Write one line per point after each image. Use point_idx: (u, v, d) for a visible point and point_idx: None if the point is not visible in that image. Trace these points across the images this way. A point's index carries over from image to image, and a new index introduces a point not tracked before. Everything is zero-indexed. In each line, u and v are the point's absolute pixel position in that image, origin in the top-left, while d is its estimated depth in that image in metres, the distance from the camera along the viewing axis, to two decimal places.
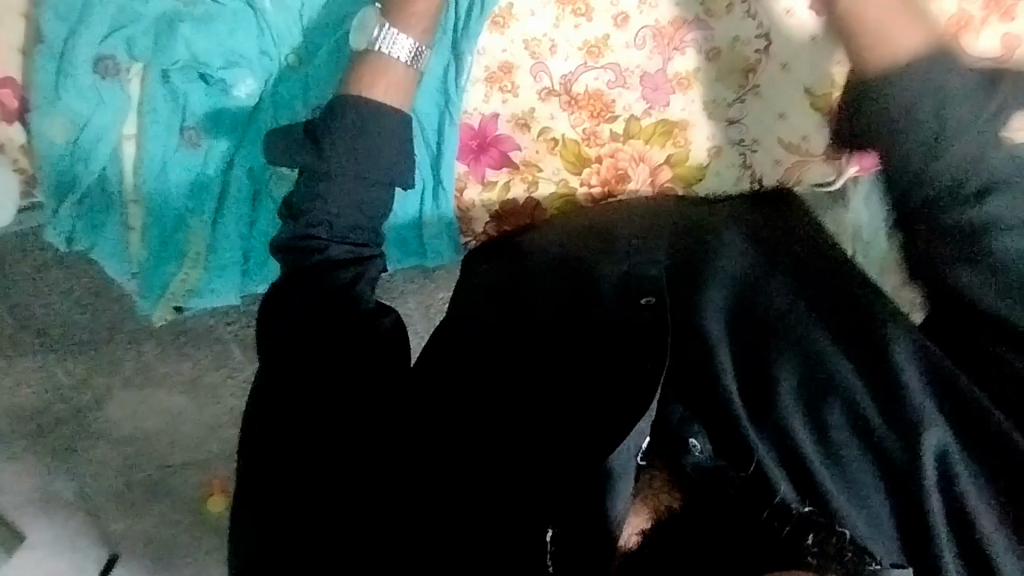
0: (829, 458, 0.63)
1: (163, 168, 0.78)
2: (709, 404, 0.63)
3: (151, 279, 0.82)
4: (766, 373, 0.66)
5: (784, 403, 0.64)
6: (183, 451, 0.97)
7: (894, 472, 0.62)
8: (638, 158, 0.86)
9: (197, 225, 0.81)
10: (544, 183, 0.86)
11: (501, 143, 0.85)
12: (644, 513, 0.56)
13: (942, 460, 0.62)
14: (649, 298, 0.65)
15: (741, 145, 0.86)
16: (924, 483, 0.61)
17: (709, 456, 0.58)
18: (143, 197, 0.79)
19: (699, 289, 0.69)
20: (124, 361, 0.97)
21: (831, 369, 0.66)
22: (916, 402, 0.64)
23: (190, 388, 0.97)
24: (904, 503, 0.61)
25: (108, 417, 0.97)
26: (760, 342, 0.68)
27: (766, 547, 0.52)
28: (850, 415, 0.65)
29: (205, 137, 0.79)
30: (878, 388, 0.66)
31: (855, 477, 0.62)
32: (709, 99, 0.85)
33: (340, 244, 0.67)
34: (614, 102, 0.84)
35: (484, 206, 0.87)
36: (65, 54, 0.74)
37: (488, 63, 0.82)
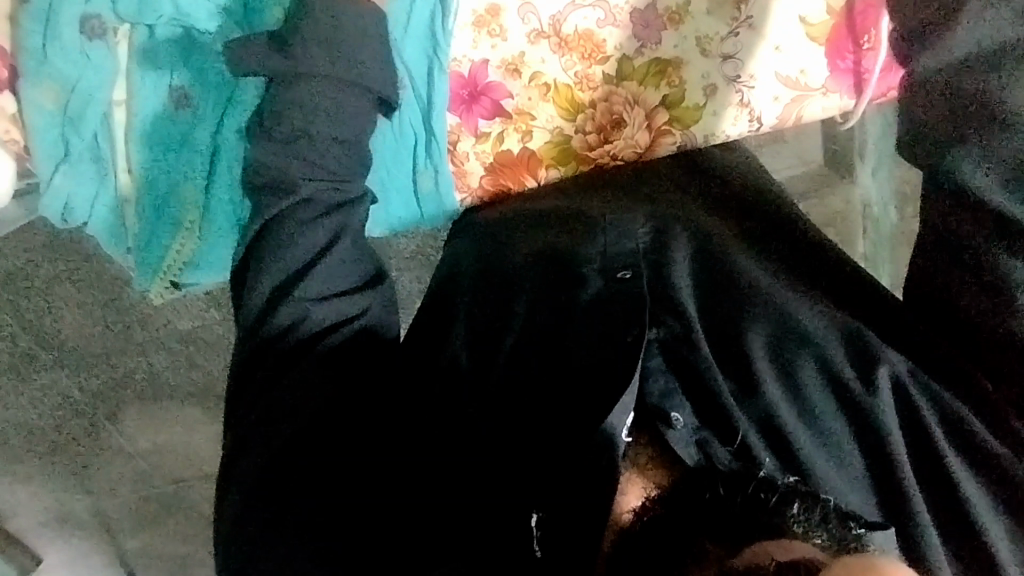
0: (804, 417, 0.59)
1: (155, 133, 0.68)
2: (684, 370, 0.58)
3: (147, 252, 0.71)
4: (736, 338, 0.62)
5: (759, 367, 0.60)
6: (195, 466, 1.11)
7: (870, 438, 0.59)
8: (633, 101, 0.75)
9: (191, 193, 0.70)
10: (537, 134, 0.75)
11: (493, 91, 0.73)
12: (636, 490, 0.53)
13: (917, 426, 0.60)
14: (626, 271, 0.62)
15: (738, 82, 0.75)
16: (887, 433, 0.59)
17: (692, 431, 0.54)
18: (137, 167, 0.69)
19: (665, 256, 0.66)
20: (137, 372, 1.08)
21: (805, 330, 0.63)
22: (883, 352, 0.61)
23: (200, 399, 1.09)
24: (876, 457, 0.59)
25: (122, 431, 1.09)
26: (729, 304, 0.64)
27: (750, 519, 0.48)
28: (826, 377, 0.61)
29: (196, 98, 0.68)
30: (857, 343, 0.62)
31: (829, 434, 0.59)
32: (698, 33, 0.73)
33: (313, 180, 0.61)
34: (606, 42, 0.73)
35: (479, 160, 0.75)
36: (52, 13, 0.64)
37: (474, 4, 0.71)
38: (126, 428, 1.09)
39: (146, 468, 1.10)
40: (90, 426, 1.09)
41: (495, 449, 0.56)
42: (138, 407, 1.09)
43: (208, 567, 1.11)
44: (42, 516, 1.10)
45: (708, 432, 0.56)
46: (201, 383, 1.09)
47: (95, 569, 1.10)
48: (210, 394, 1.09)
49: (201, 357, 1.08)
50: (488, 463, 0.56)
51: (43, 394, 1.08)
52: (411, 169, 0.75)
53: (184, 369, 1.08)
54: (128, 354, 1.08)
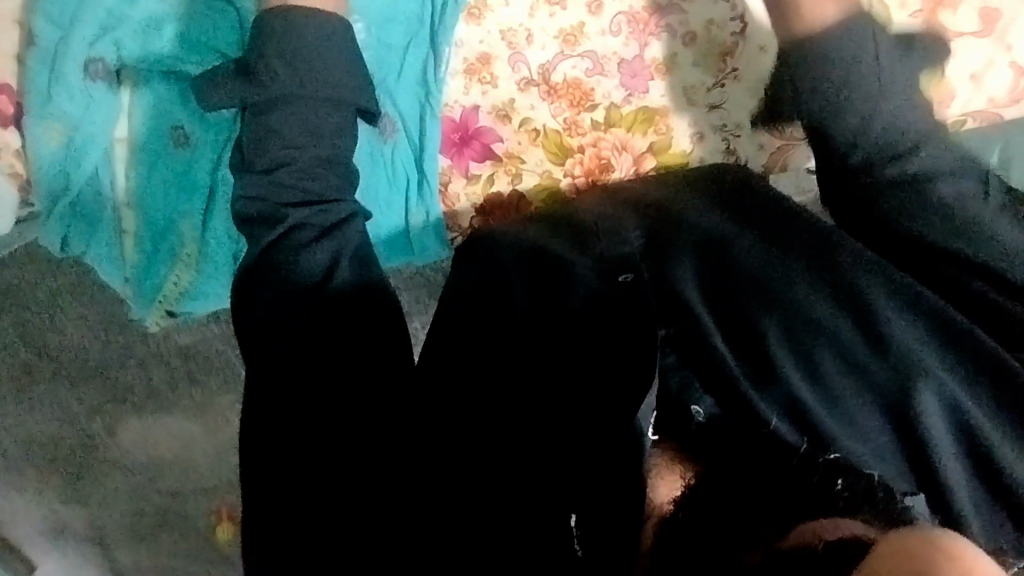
0: (838, 419, 0.49)
1: (153, 167, 0.69)
2: (703, 363, 0.49)
3: (144, 281, 0.72)
4: (749, 329, 0.52)
5: (780, 361, 0.50)
6: (192, 481, 0.99)
7: (910, 439, 0.48)
8: (621, 147, 0.74)
9: (187, 224, 0.70)
10: (527, 176, 0.75)
11: (484, 136, 0.74)
12: (673, 480, 0.47)
13: (962, 428, 0.49)
14: (628, 275, 0.54)
15: (724, 130, 0.75)
16: (927, 436, 0.48)
17: (714, 417, 0.47)
18: (137, 199, 0.70)
19: (671, 257, 0.56)
20: (135, 387, 0.97)
21: (815, 315, 0.53)
22: (915, 353, 0.51)
23: (199, 413, 0.98)
24: (921, 468, 0.48)
25: (120, 445, 0.98)
26: (737, 297, 0.54)
27: (792, 494, 0.43)
28: (853, 376, 0.51)
29: (192, 136, 0.69)
30: (874, 339, 0.52)
31: (870, 440, 0.48)
32: (684, 84, 0.74)
33: (301, 206, 0.56)
34: (593, 90, 0.73)
35: (469, 201, 0.75)
36: (56, 57, 0.66)
37: (466, 55, 0.72)
38: (124, 446, 0.98)
39: (142, 484, 0.99)
40: (85, 438, 0.98)
41: (465, 454, 0.49)
42: (134, 421, 0.97)
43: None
44: (40, 526, 1.00)
45: (725, 415, 0.47)
46: (199, 401, 0.97)
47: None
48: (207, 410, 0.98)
49: (201, 373, 0.96)
50: (456, 465, 0.49)
51: (41, 406, 0.97)
52: (401, 208, 0.73)
53: (184, 386, 0.97)
54: (127, 370, 0.96)
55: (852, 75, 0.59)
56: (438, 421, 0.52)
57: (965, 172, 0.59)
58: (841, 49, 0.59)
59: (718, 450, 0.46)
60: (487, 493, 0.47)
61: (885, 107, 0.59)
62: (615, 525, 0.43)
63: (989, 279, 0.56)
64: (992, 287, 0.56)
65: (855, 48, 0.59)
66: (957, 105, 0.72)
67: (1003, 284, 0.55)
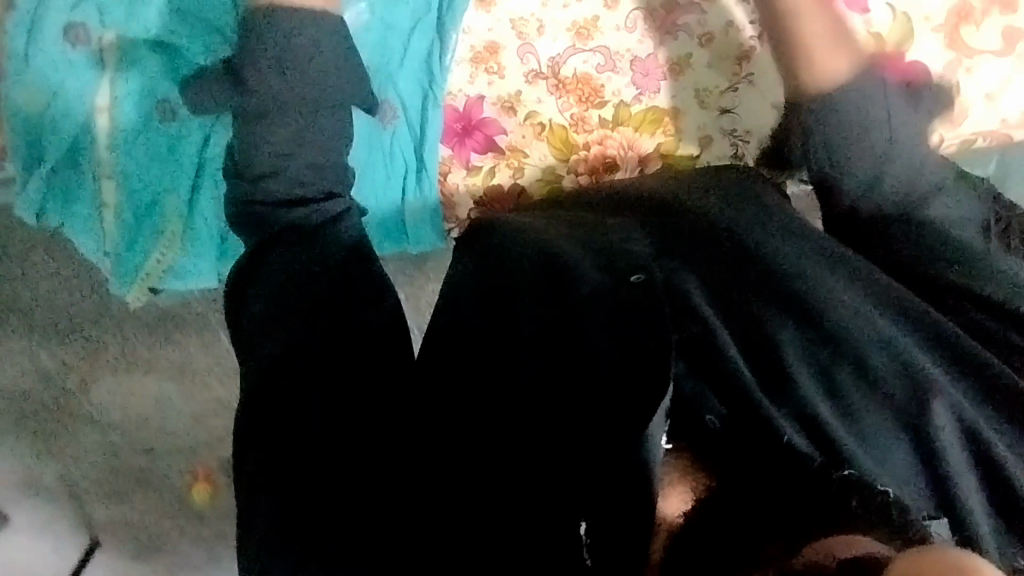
0: (856, 437, 0.47)
1: (137, 140, 0.66)
2: (714, 371, 0.48)
3: (125, 257, 0.68)
4: (765, 343, 0.50)
5: (798, 377, 0.48)
6: (169, 440, 0.88)
7: (927, 454, 0.47)
8: (627, 147, 0.72)
9: (172, 200, 0.67)
10: (529, 171, 0.72)
11: (487, 126, 0.72)
12: (683, 491, 0.45)
13: (974, 444, 0.48)
14: (638, 275, 0.51)
15: (734, 135, 0.72)
16: (942, 453, 0.46)
17: (723, 425, 0.46)
18: (119, 172, 0.66)
19: (682, 266, 0.53)
20: (110, 344, 0.88)
21: (835, 324, 0.51)
22: (931, 370, 0.49)
23: (177, 373, 0.88)
24: (938, 485, 0.46)
25: (96, 403, 0.88)
26: (752, 301, 0.52)
27: (808, 514, 0.40)
28: (873, 392, 0.48)
29: (180, 109, 0.66)
30: (893, 354, 0.50)
31: (890, 459, 0.46)
32: (698, 85, 0.72)
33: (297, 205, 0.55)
34: (603, 87, 0.71)
35: (468, 193, 0.73)
36: (36, 19, 0.63)
37: (473, 42, 0.70)
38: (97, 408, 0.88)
39: (120, 444, 0.88)
40: (57, 395, 0.88)
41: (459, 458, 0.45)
42: (112, 380, 0.88)
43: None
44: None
45: (732, 424, 0.46)
46: (177, 362, 0.88)
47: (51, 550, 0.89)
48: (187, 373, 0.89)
49: (179, 333, 0.88)
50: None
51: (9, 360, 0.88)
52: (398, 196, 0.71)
53: (160, 347, 0.88)
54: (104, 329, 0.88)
55: (862, 129, 0.58)
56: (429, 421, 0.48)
57: (971, 220, 0.58)
58: (851, 103, 0.58)
59: (729, 459, 0.44)
60: (480, 500, 0.43)
61: (895, 156, 0.57)
62: (624, 534, 0.42)
63: (1001, 309, 0.53)
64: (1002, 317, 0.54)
65: (865, 101, 0.58)
66: (969, 123, 0.70)
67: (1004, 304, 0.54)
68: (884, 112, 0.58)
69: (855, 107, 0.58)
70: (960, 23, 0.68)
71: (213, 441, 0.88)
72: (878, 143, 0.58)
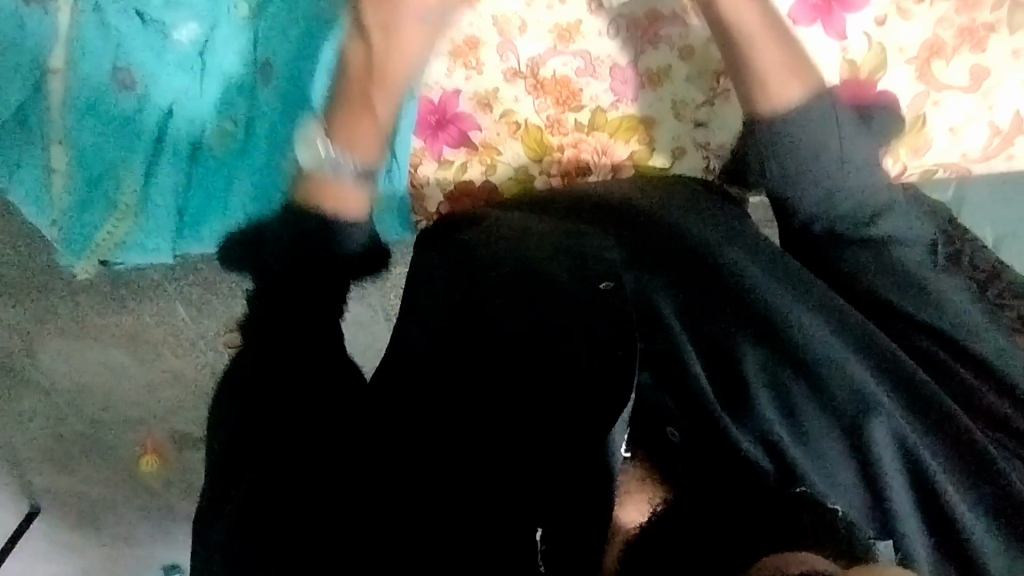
0: (806, 455, 0.47)
1: (93, 107, 0.62)
2: (678, 384, 0.48)
3: (74, 226, 0.65)
4: (726, 359, 0.51)
5: (755, 393, 0.49)
6: (111, 409, 0.86)
7: (874, 475, 0.47)
8: (600, 152, 0.72)
9: (129, 173, 0.65)
10: (502, 168, 0.73)
11: (462, 122, 0.71)
12: (641, 502, 0.44)
13: (921, 470, 0.47)
14: (608, 283, 0.52)
15: (706, 148, 0.72)
16: (887, 475, 0.47)
17: (683, 439, 0.46)
18: (72, 138, 0.63)
19: (654, 282, 0.54)
20: (60, 309, 0.84)
21: (795, 341, 0.52)
22: (883, 395, 0.50)
23: (128, 342, 0.85)
24: (880, 505, 0.46)
25: (42, 367, 0.85)
26: (717, 317, 0.53)
27: (768, 532, 0.41)
28: (827, 413, 0.49)
29: (142, 80, 0.63)
30: (849, 377, 0.50)
31: (836, 479, 0.46)
32: (675, 97, 0.70)
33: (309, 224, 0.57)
34: (581, 91, 0.70)
35: (438, 186, 0.73)
36: None
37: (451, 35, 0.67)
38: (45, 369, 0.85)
39: (62, 408, 0.85)
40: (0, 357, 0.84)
41: (413, 455, 0.45)
42: (59, 345, 0.85)
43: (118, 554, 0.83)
44: None
45: (690, 440, 0.46)
46: (126, 329, 0.85)
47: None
48: (139, 341, 0.85)
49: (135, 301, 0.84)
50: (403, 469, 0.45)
51: None
52: None
53: (116, 312, 0.85)
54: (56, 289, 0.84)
55: (817, 156, 0.57)
56: (386, 418, 0.47)
57: (915, 240, 0.60)
58: (808, 128, 0.57)
59: (695, 474, 0.44)
60: (431, 498, 0.43)
61: (847, 185, 0.57)
62: (584, 545, 0.40)
63: (947, 343, 0.55)
64: (946, 350, 0.56)
65: (821, 128, 0.57)
66: (932, 154, 0.73)
67: (946, 342, 0.55)
68: (839, 139, 0.57)
69: (810, 134, 0.57)
70: (930, 60, 0.69)
71: (162, 411, 0.86)
72: (830, 174, 0.57)
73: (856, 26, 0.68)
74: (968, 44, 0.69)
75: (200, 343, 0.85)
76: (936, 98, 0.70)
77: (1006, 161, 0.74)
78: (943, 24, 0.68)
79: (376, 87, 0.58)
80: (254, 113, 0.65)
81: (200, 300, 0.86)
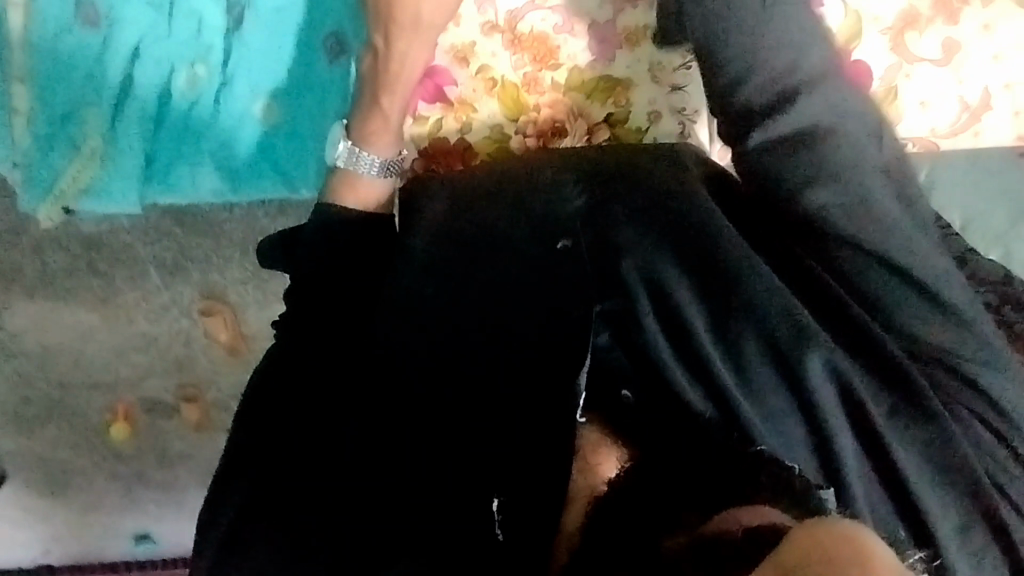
0: (748, 399, 0.50)
1: (56, 45, 0.59)
2: (636, 351, 0.51)
3: (36, 171, 0.62)
4: (666, 304, 0.53)
5: (703, 343, 0.51)
6: (89, 371, 0.88)
7: (810, 408, 0.50)
8: (576, 114, 0.72)
9: (93, 116, 0.62)
10: (478, 126, 0.72)
11: (437, 76, 0.69)
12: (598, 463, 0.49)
13: (852, 406, 0.50)
14: (565, 242, 0.55)
15: (682, 114, 0.72)
16: (822, 409, 0.50)
17: (633, 396, 0.50)
18: (33, 77, 0.60)
19: (620, 232, 0.55)
20: (26, 267, 0.78)
21: (744, 291, 0.53)
22: (822, 335, 0.52)
23: (99, 305, 0.82)
24: (818, 439, 0.49)
25: (10, 328, 0.83)
26: (690, 263, 0.54)
27: (727, 487, 0.44)
28: (771, 360, 0.51)
29: (108, 17, 0.59)
30: (797, 326, 0.51)
31: (785, 434, 0.50)
32: (652, 59, 0.70)
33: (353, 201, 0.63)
34: (559, 48, 0.69)
35: (414, 143, 0.72)
36: None
37: None
38: (17, 326, 0.83)
39: (33, 369, 0.88)
40: None
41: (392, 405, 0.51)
42: (28, 305, 0.81)
43: (168, 476, 1.03)
44: None
45: (634, 393, 0.50)
46: (102, 293, 0.81)
47: (22, 458, 0.98)
48: (111, 303, 0.82)
49: (104, 264, 0.78)
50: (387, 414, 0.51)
51: None
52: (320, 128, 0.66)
53: (83, 275, 0.79)
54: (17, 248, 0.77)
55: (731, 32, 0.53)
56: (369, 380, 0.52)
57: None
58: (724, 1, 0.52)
59: (650, 432, 0.49)
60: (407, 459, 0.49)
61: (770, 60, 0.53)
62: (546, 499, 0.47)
63: (892, 278, 0.53)
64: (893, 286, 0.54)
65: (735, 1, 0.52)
66: (902, 128, 0.74)
67: (895, 276, 0.53)
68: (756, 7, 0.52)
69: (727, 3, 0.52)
70: (903, 32, 0.70)
71: (144, 368, 0.88)
72: (783, 93, 0.53)
73: None
74: (942, 15, 0.69)
75: (174, 313, 0.83)
76: (906, 74, 0.71)
77: (972, 138, 0.75)
78: None
79: (386, 94, 0.61)
80: (229, 57, 0.62)
81: (177, 269, 0.80)
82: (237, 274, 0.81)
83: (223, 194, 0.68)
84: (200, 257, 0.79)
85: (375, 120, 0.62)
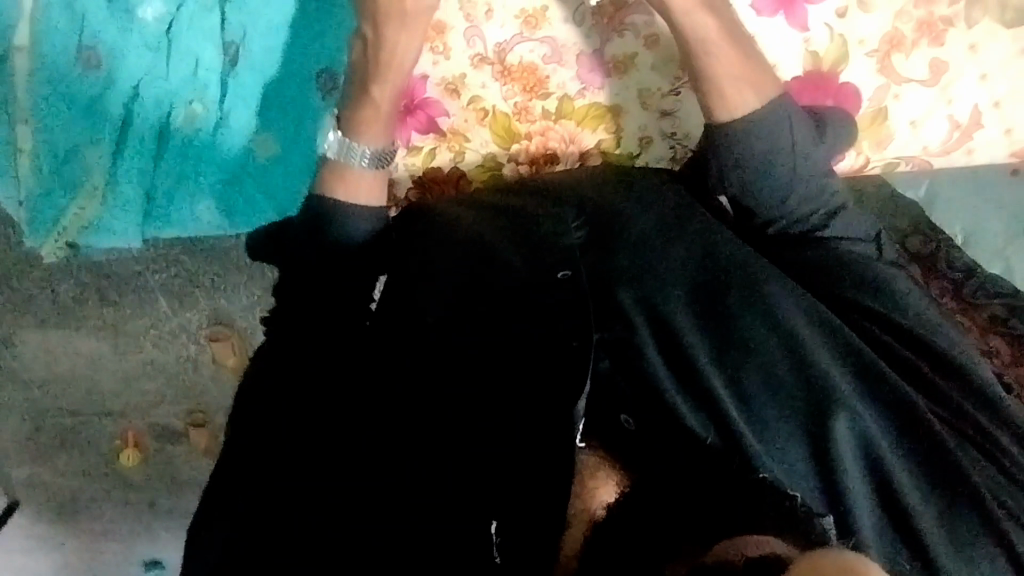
0: (753, 429, 0.51)
1: (57, 85, 0.61)
2: (641, 380, 0.51)
3: (40, 207, 0.63)
4: (668, 330, 0.53)
5: (712, 378, 0.51)
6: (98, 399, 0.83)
7: (817, 440, 0.50)
8: (568, 141, 0.73)
9: (95, 154, 0.63)
10: (470, 155, 0.73)
11: (429, 107, 0.70)
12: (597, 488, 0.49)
13: (861, 441, 0.51)
14: (566, 271, 0.55)
15: (673, 138, 0.73)
16: (831, 441, 0.50)
17: (631, 422, 0.50)
18: (36, 117, 0.61)
19: (615, 262, 0.56)
20: (35, 299, 0.78)
21: (748, 324, 0.54)
22: (827, 370, 0.53)
23: (109, 332, 0.81)
24: (824, 470, 0.50)
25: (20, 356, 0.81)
26: (701, 299, 0.55)
27: (729, 516, 0.43)
28: (774, 391, 0.52)
29: (109, 59, 0.61)
30: (799, 359, 0.53)
31: (790, 462, 0.50)
32: (640, 86, 0.71)
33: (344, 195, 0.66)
34: (548, 78, 0.70)
35: (407, 172, 0.73)
36: None
37: None
38: (27, 355, 0.81)
39: (41, 397, 0.83)
40: None
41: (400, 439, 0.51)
42: (39, 336, 0.80)
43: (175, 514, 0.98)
44: None
45: (633, 419, 0.50)
46: (111, 322, 0.80)
47: None
48: (121, 332, 0.81)
49: (114, 292, 0.80)
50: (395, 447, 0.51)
51: None
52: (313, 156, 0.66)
53: (93, 304, 0.79)
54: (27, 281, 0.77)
55: (771, 167, 0.60)
56: (376, 411, 0.53)
57: (865, 237, 0.63)
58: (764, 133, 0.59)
59: (651, 462, 0.49)
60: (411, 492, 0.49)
61: (801, 188, 0.61)
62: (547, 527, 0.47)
63: (890, 327, 0.59)
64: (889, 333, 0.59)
65: (774, 133, 0.59)
66: (893, 148, 0.74)
67: (894, 329, 0.59)
68: (793, 142, 0.60)
69: (768, 134, 0.59)
70: (890, 54, 0.70)
71: (156, 395, 0.85)
72: (810, 207, 0.61)
73: (819, 18, 0.69)
74: (927, 37, 0.70)
75: (183, 338, 0.82)
76: (896, 95, 0.71)
77: (965, 155, 0.75)
78: (902, 18, 0.69)
79: (376, 83, 0.65)
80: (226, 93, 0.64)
81: (181, 294, 0.81)
82: (241, 300, 0.82)
83: (221, 226, 0.68)
84: (205, 283, 0.81)
85: (365, 111, 0.65)
